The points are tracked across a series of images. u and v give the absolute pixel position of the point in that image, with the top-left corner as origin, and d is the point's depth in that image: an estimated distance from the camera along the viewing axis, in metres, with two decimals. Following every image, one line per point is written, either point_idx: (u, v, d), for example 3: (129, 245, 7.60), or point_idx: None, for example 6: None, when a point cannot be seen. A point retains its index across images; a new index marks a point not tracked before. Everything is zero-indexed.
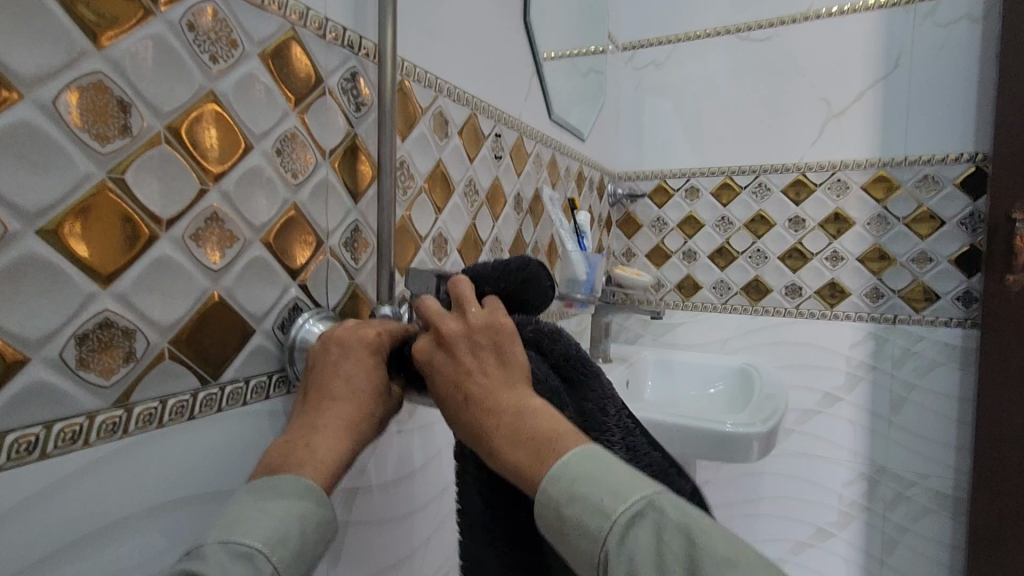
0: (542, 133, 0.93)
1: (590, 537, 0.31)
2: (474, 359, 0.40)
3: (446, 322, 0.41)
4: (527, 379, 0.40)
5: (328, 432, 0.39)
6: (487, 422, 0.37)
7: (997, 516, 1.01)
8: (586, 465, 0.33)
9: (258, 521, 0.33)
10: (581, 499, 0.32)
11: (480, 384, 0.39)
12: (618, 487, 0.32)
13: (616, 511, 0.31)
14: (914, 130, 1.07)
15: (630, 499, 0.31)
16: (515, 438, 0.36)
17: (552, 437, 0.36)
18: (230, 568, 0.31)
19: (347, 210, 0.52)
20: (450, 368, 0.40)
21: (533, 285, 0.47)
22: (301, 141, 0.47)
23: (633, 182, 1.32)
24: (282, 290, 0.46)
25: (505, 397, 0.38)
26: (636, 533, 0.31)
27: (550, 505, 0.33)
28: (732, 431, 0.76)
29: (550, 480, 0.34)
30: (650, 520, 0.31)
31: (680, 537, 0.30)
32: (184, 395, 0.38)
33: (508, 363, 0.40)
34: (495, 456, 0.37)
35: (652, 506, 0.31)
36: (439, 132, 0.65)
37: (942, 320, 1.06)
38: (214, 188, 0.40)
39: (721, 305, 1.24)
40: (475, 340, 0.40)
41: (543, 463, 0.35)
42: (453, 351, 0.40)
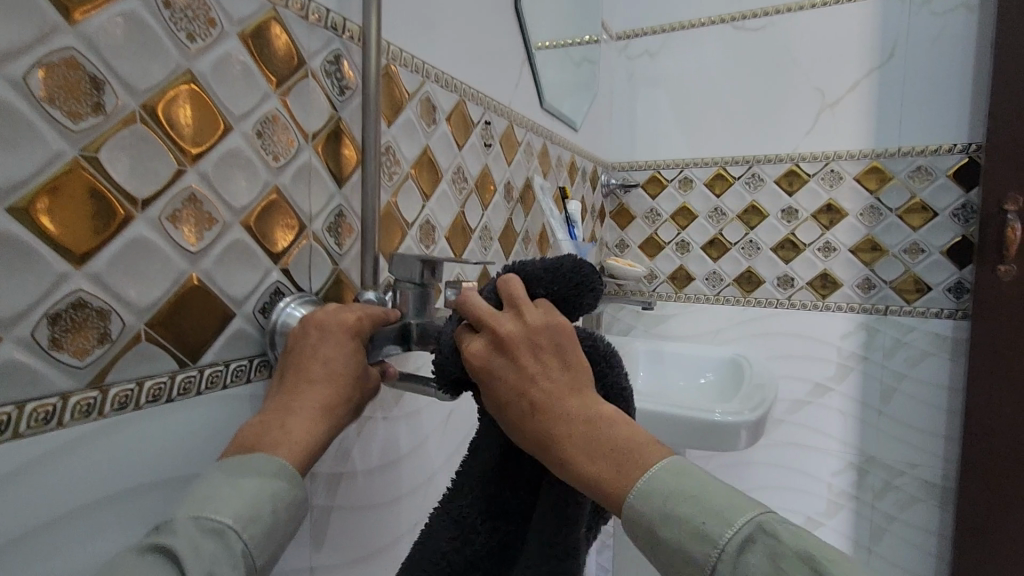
0: (533, 121, 0.93)
1: (693, 563, 0.30)
2: (535, 362, 0.38)
3: (502, 323, 0.39)
4: (588, 381, 0.39)
5: (304, 414, 0.40)
6: (557, 428, 0.35)
7: (984, 505, 1.01)
8: (677, 482, 0.32)
9: (230, 497, 0.33)
10: (681, 523, 0.30)
11: (545, 389, 0.37)
12: (722, 509, 0.30)
13: (723, 537, 0.29)
14: (908, 120, 1.07)
15: (736, 523, 0.30)
16: (592, 448, 0.34)
17: (636, 446, 0.34)
18: (200, 543, 0.30)
19: (331, 194, 0.52)
20: (511, 372, 0.38)
21: (586, 293, 0.43)
22: (283, 124, 0.46)
23: (626, 172, 1.31)
24: (264, 274, 0.46)
25: (573, 403, 0.36)
26: (748, 559, 0.29)
27: (641, 524, 0.32)
28: (722, 420, 0.75)
29: (639, 495, 0.32)
30: (762, 546, 0.29)
31: (800, 567, 0.28)
32: (162, 378, 0.38)
33: (570, 365, 0.38)
34: (566, 465, 0.35)
35: (759, 531, 0.29)
36: (427, 118, 0.65)
37: (933, 311, 1.06)
38: (192, 169, 0.39)
39: (713, 296, 1.24)
40: (536, 341, 0.38)
41: (627, 475, 0.33)
42: (512, 354, 0.38)
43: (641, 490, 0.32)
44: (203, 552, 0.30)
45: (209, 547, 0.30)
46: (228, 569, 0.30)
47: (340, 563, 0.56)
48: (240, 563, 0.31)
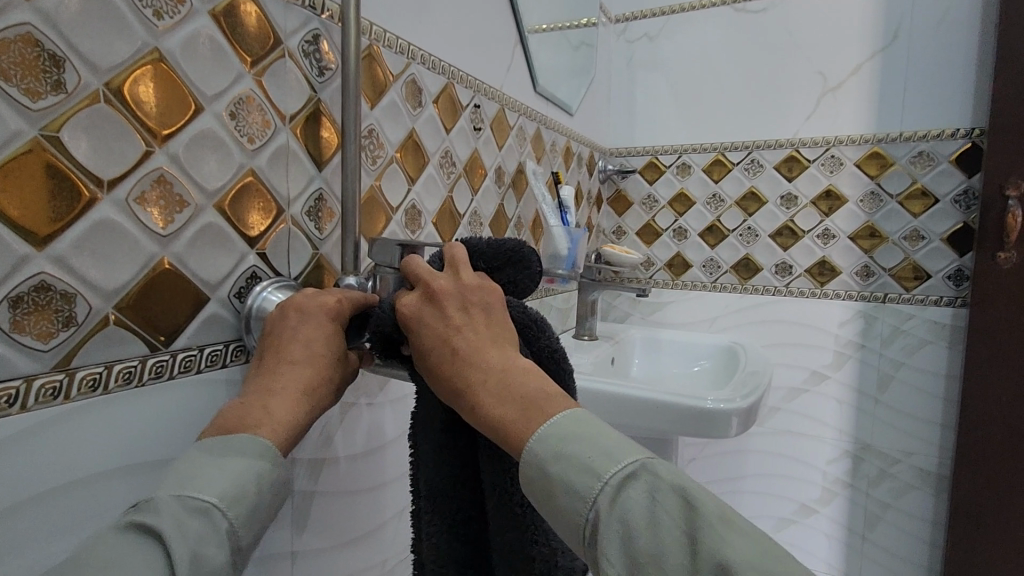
0: (526, 105, 0.91)
1: (578, 496, 0.31)
2: (463, 316, 0.41)
3: (437, 279, 0.42)
4: (512, 341, 0.42)
5: (286, 395, 0.39)
6: (473, 375, 0.38)
7: (980, 492, 1.01)
8: (576, 426, 0.34)
9: (216, 476, 0.32)
10: (574, 459, 0.32)
11: (467, 339, 0.40)
12: (610, 448, 0.33)
13: (608, 471, 0.31)
14: (910, 104, 1.05)
15: (622, 460, 0.32)
16: (502, 394, 0.37)
17: (544, 395, 0.37)
18: (186, 522, 0.29)
19: (311, 177, 0.51)
20: (438, 324, 0.41)
21: (522, 269, 0.48)
22: (258, 105, 0.45)
23: (624, 158, 1.30)
24: (239, 258, 0.45)
25: (492, 355, 0.39)
26: (630, 492, 0.31)
27: (536, 462, 0.33)
28: (713, 408, 0.75)
29: (537, 436, 0.34)
30: (643, 481, 0.31)
31: (676, 498, 0.31)
32: (132, 361, 0.38)
33: (498, 326, 0.42)
34: (476, 408, 0.37)
35: (644, 468, 0.32)
36: (412, 101, 0.64)
37: (933, 299, 1.05)
38: (161, 150, 0.39)
39: (710, 284, 1.23)
40: (467, 298, 0.42)
41: (530, 419, 0.35)
42: (442, 307, 0.41)
43: (539, 430, 0.34)
44: (188, 530, 0.29)
45: (194, 527, 0.29)
46: (214, 549, 0.29)
47: (324, 548, 0.56)
48: (225, 542, 0.30)
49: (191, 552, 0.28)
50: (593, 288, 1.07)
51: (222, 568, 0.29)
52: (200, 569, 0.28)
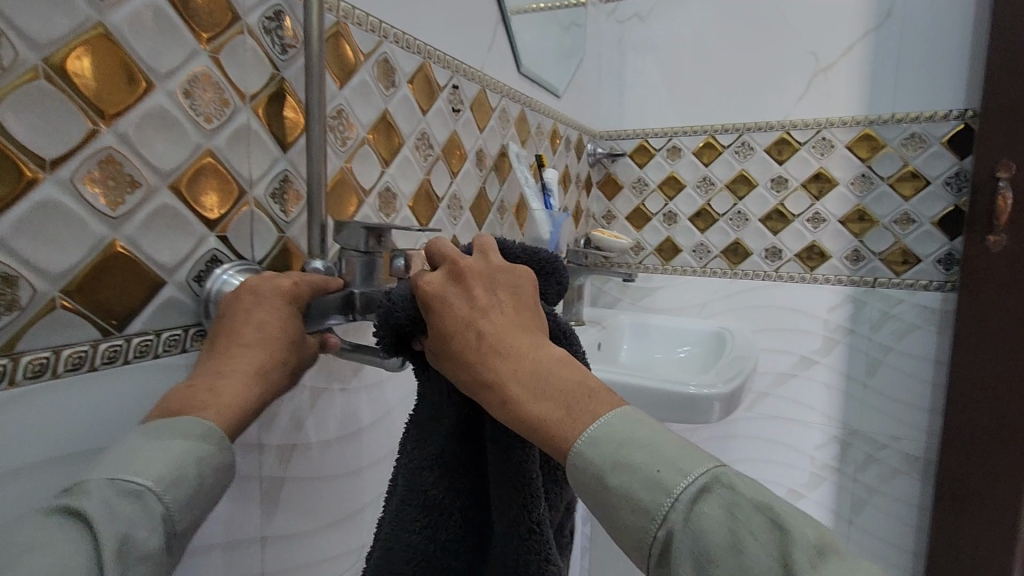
0: (510, 87, 0.89)
1: (645, 512, 0.31)
2: (490, 300, 0.41)
3: (466, 260, 0.42)
4: (539, 330, 0.42)
5: (235, 377, 0.38)
6: (506, 366, 0.38)
7: (965, 477, 1.01)
8: (628, 428, 0.34)
9: (153, 459, 0.31)
10: (638, 471, 0.32)
11: (499, 327, 0.39)
12: (678, 459, 0.32)
13: (679, 486, 0.31)
14: (903, 85, 1.03)
15: (694, 474, 0.31)
16: (539, 389, 0.36)
17: (586, 392, 0.36)
18: (116, 505, 0.29)
19: (275, 159, 0.50)
20: (464, 307, 0.40)
21: (552, 282, 0.48)
22: (215, 84, 0.44)
23: (614, 141, 1.28)
24: (198, 241, 0.44)
25: (524, 346, 0.39)
26: (704, 510, 0.30)
27: (589, 468, 0.33)
28: (694, 393, 0.74)
29: (590, 440, 0.34)
30: (718, 496, 0.31)
31: (761, 519, 0.29)
32: (83, 347, 0.37)
33: (523, 310, 0.42)
34: (513, 404, 0.36)
35: (718, 483, 0.31)
36: (385, 81, 0.62)
37: (922, 283, 1.04)
38: (109, 129, 0.38)
39: (700, 269, 1.22)
40: (495, 281, 0.42)
41: (576, 418, 0.35)
42: (468, 290, 0.41)
43: (592, 433, 0.34)
44: (118, 513, 0.28)
45: (125, 510, 0.29)
46: (147, 532, 0.29)
47: (295, 533, 0.56)
48: (159, 526, 0.30)
49: (120, 536, 0.28)
50: (581, 274, 1.05)
51: (156, 552, 0.29)
52: (128, 553, 0.28)
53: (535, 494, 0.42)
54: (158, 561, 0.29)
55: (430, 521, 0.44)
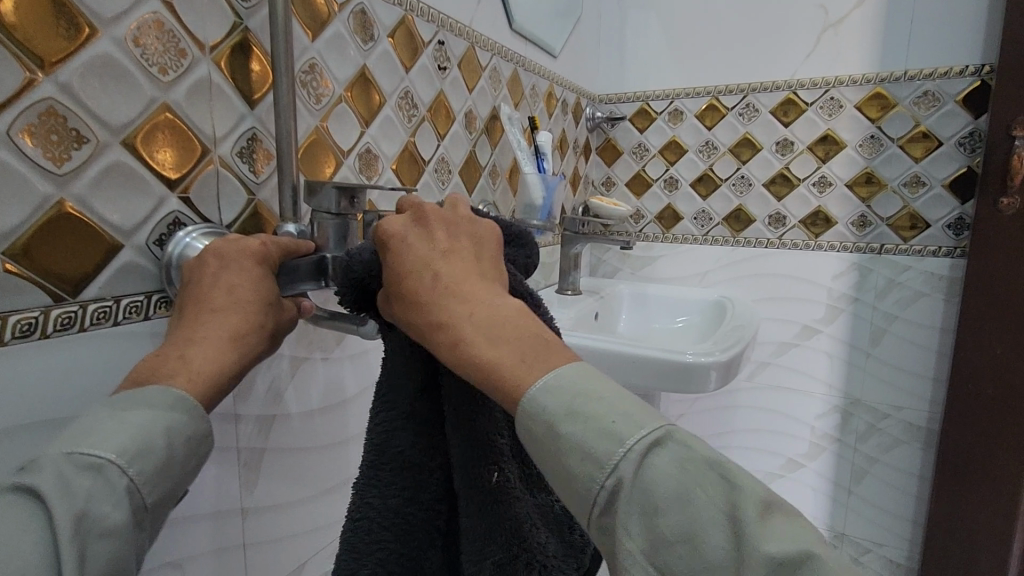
0: (501, 45, 0.85)
1: (596, 462, 0.29)
2: (451, 247, 0.39)
3: (431, 206, 0.41)
4: (500, 282, 0.40)
5: (208, 344, 0.36)
6: (461, 309, 0.36)
7: (968, 446, 0.99)
8: (584, 377, 0.32)
9: (118, 430, 0.29)
10: (589, 419, 0.30)
11: (457, 271, 0.38)
12: (632, 412, 0.30)
13: (633, 436, 0.29)
14: (917, 40, 0.97)
15: (648, 426, 0.30)
16: (496, 335, 0.34)
17: (542, 339, 0.34)
18: (71, 480, 0.26)
19: (241, 115, 0.47)
20: (426, 250, 0.38)
21: (523, 253, 0.47)
22: (168, 32, 0.41)
23: (614, 105, 1.23)
24: (158, 202, 0.42)
25: (480, 290, 0.37)
26: (656, 461, 0.29)
27: (542, 415, 0.31)
28: (691, 361, 0.72)
29: (546, 388, 0.31)
30: (671, 450, 0.29)
31: (711, 472, 0.29)
32: (33, 313, 0.35)
33: (483, 260, 0.40)
34: (462, 345, 0.34)
35: (670, 436, 0.30)
36: (362, 35, 0.59)
37: (931, 249, 1.00)
38: (49, 78, 0.35)
39: (701, 236, 1.18)
40: (457, 232, 0.40)
41: (532, 363, 0.33)
42: (430, 235, 0.39)
43: (551, 380, 0.31)
44: (75, 489, 0.26)
45: (84, 485, 0.27)
46: (110, 509, 0.27)
47: (280, 504, 0.55)
48: (124, 500, 0.28)
49: (77, 513, 0.26)
50: (577, 242, 1.02)
51: (122, 528, 0.27)
52: (86, 530, 0.26)
53: (493, 460, 0.40)
54: (124, 537, 0.27)
55: (401, 487, 0.41)
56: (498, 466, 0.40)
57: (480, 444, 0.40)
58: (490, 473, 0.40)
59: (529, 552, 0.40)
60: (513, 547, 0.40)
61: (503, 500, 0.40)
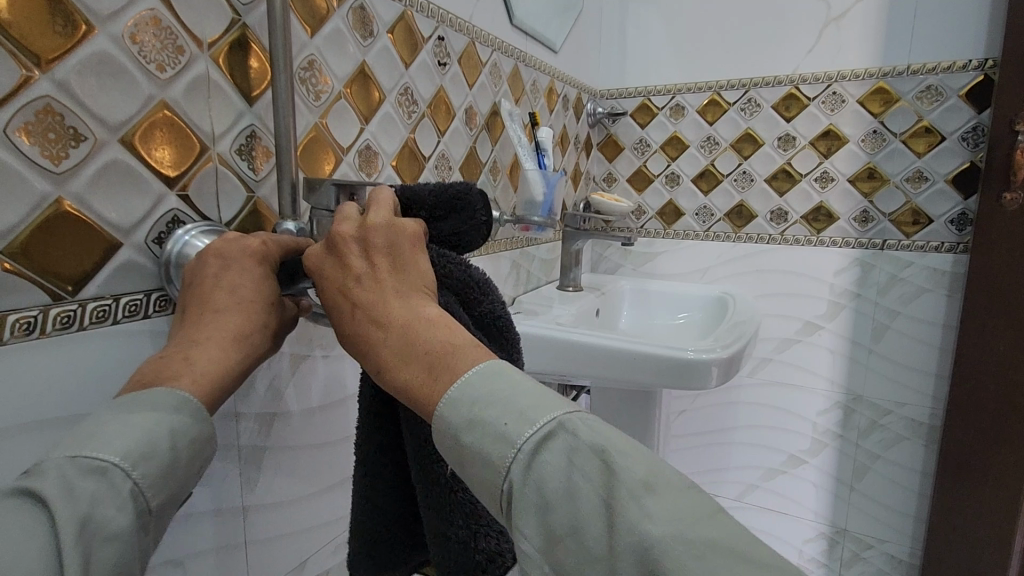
0: (501, 40, 0.84)
1: (494, 468, 0.28)
2: (364, 264, 0.36)
3: (342, 226, 0.37)
4: (427, 287, 0.37)
5: (211, 345, 0.36)
6: (374, 334, 0.34)
7: (970, 442, 0.99)
8: (489, 382, 0.30)
9: (121, 433, 0.29)
10: (485, 426, 0.29)
11: (369, 291, 0.35)
12: (527, 408, 0.29)
13: (522, 437, 0.28)
14: (921, 33, 0.97)
15: (538, 423, 0.28)
16: (404, 355, 0.33)
17: (448, 351, 0.32)
18: (76, 484, 0.26)
19: (240, 112, 0.47)
20: (336, 274, 0.36)
21: (467, 219, 0.41)
22: (166, 28, 0.41)
23: (616, 101, 1.22)
24: (157, 200, 0.42)
25: (395, 307, 0.34)
26: (545, 459, 0.28)
27: (449, 430, 0.30)
28: (692, 358, 0.71)
29: (449, 404, 0.30)
30: (560, 443, 0.28)
31: (593, 461, 0.27)
32: (32, 312, 0.35)
33: (406, 269, 0.36)
34: (381, 372, 0.33)
35: (561, 429, 0.28)
36: (361, 30, 0.58)
37: (933, 245, 1.00)
38: (46, 76, 0.35)
39: (703, 232, 1.18)
40: (371, 242, 0.36)
41: (437, 380, 0.31)
42: (342, 257, 0.36)
43: (451, 397, 0.30)
44: (80, 493, 0.26)
45: (88, 488, 0.26)
46: (113, 512, 0.27)
47: (281, 501, 0.55)
48: (127, 503, 0.28)
49: (81, 517, 0.26)
50: (577, 238, 1.02)
51: (125, 531, 0.27)
52: (90, 534, 0.26)
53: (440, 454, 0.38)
54: (128, 540, 0.27)
55: (369, 476, 0.43)
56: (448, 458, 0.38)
57: (424, 440, 0.38)
58: (438, 464, 0.38)
59: (489, 529, 0.37)
60: (471, 527, 0.37)
61: (453, 490, 0.37)
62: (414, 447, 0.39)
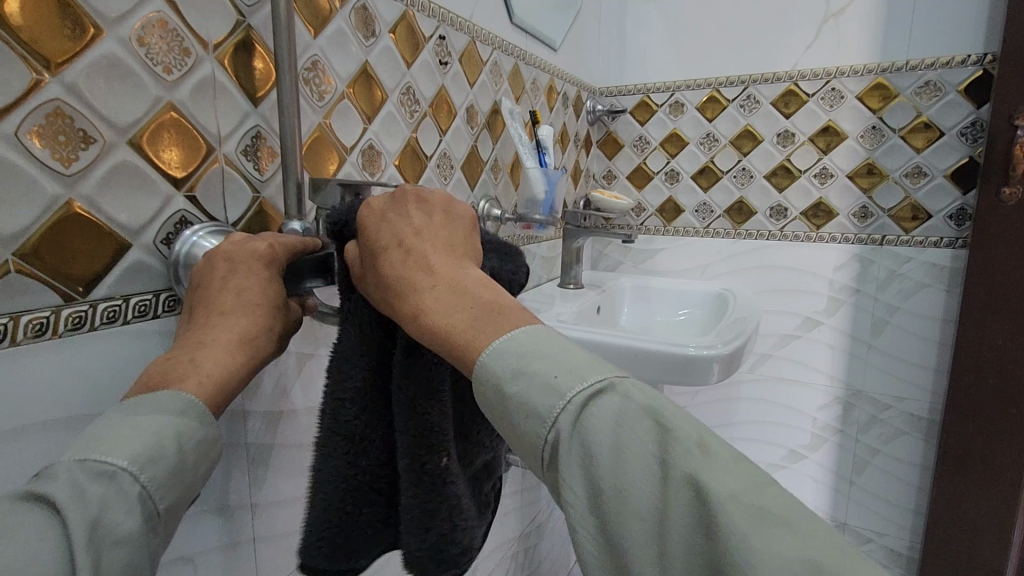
0: (502, 39, 0.85)
1: (538, 419, 0.30)
2: (426, 223, 0.40)
3: (414, 189, 0.41)
4: (468, 253, 0.41)
5: (217, 347, 0.37)
6: (426, 282, 0.37)
7: (968, 437, 1.00)
8: (537, 341, 0.33)
9: (129, 437, 0.29)
10: (533, 377, 0.31)
11: (426, 245, 0.39)
12: (576, 367, 0.31)
13: (571, 390, 0.30)
14: (920, 30, 0.97)
15: (589, 379, 0.31)
16: (453, 304, 0.36)
17: (496, 306, 0.35)
18: (86, 487, 0.27)
19: (245, 114, 0.47)
20: (400, 227, 0.39)
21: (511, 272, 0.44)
22: (172, 31, 0.41)
23: (615, 98, 1.22)
24: (164, 201, 0.42)
25: (450, 265, 0.38)
26: (595, 409, 0.30)
27: (491, 382, 0.32)
28: (693, 353, 0.72)
29: (493, 352, 0.33)
30: (612, 398, 0.30)
31: (646, 421, 0.29)
32: (43, 313, 0.35)
33: (459, 236, 0.41)
34: (421, 313, 0.36)
35: (610, 389, 0.31)
36: (363, 30, 0.58)
37: (933, 240, 1.00)
38: (55, 79, 0.35)
39: (703, 229, 1.18)
40: (435, 209, 0.41)
41: (481, 330, 0.34)
42: (409, 214, 0.40)
43: (497, 345, 0.33)
44: (89, 496, 0.26)
45: (97, 492, 0.27)
46: (123, 515, 0.27)
47: (288, 499, 0.55)
48: (136, 506, 0.28)
49: (92, 520, 0.26)
50: (579, 236, 1.02)
51: (135, 535, 0.27)
52: (102, 537, 0.26)
53: (440, 448, 0.42)
54: (137, 543, 0.28)
55: (345, 455, 0.43)
56: (445, 452, 0.43)
57: (429, 431, 0.42)
58: (436, 458, 0.42)
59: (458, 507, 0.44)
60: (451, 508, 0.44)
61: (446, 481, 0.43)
62: (415, 439, 0.42)
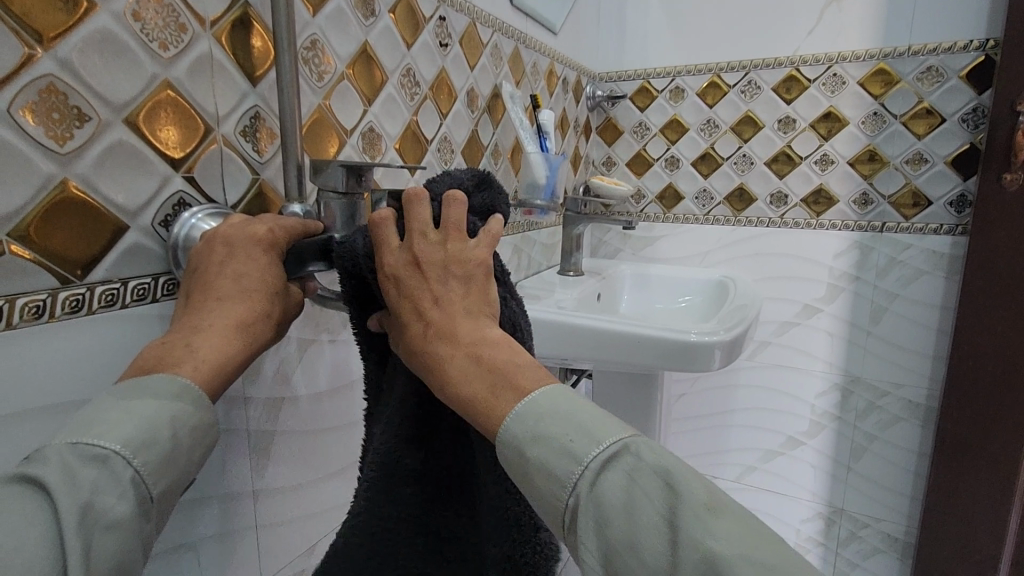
0: (501, 22, 0.83)
1: (557, 481, 0.30)
2: (443, 287, 0.38)
3: (423, 245, 0.39)
4: (490, 311, 0.39)
5: (214, 332, 0.36)
6: (446, 350, 0.36)
7: (965, 423, 1.01)
8: (552, 403, 0.32)
9: (123, 421, 0.29)
10: (551, 442, 0.31)
11: (444, 310, 0.37)
12: (590, 427, 0.31)
13: (588, 454, 0.30)
14: (923, 14, 0.96)
15: (603, 442, 0.30)
16: (474, 369, 0.35)
17: (514, 369, 0.35)
18: (78, 471, 0.26)
19: (243, 94, 0.46)
20: (416, 292, 0.38)
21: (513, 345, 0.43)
22: (167, 6, 0.40)
23: (615, 84, 1.21)
24: (162, 182, 0.41)
25: (468, 328, 0.37)
26: (609, 476, 0.29)
27: (512, 444, 0.32)
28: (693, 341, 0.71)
29: (514, 418, 0.32)
30: (625, 465, 0.30)
31: (658, 483, 0.28)
32: (40, 295, 0.34)
33: (479, 292, 0.39)
34: (446, 386, 0.35)
35: (625, 451, 0.30)
36: (363, 9, 0.57)
37: (932, 227, 1.00)
38: (48, 54, 0.34)
39: (703, 216, 1.18)
40: (449, 267, 0.38)
41: (500, 397, 0.33)
42: (422, 275, 0.38)
43: (517, 411, 0.32)
44: (80, 481, 0.26)
45: (88, 476, 0.26)
46: (114, 499, 0.27)
47: (288, 487, 0.55)
48: (129, 491, 0.27)
49: (81, 504, 0.25)
50: (579, 222, 1.01)
51: (126, 519, 0.27)
52: (92, 522, 0.25)
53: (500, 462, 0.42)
54: (130, 529, 0.27)
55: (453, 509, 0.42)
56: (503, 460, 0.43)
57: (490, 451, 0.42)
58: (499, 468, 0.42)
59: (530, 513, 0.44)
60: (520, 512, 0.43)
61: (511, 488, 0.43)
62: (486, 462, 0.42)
